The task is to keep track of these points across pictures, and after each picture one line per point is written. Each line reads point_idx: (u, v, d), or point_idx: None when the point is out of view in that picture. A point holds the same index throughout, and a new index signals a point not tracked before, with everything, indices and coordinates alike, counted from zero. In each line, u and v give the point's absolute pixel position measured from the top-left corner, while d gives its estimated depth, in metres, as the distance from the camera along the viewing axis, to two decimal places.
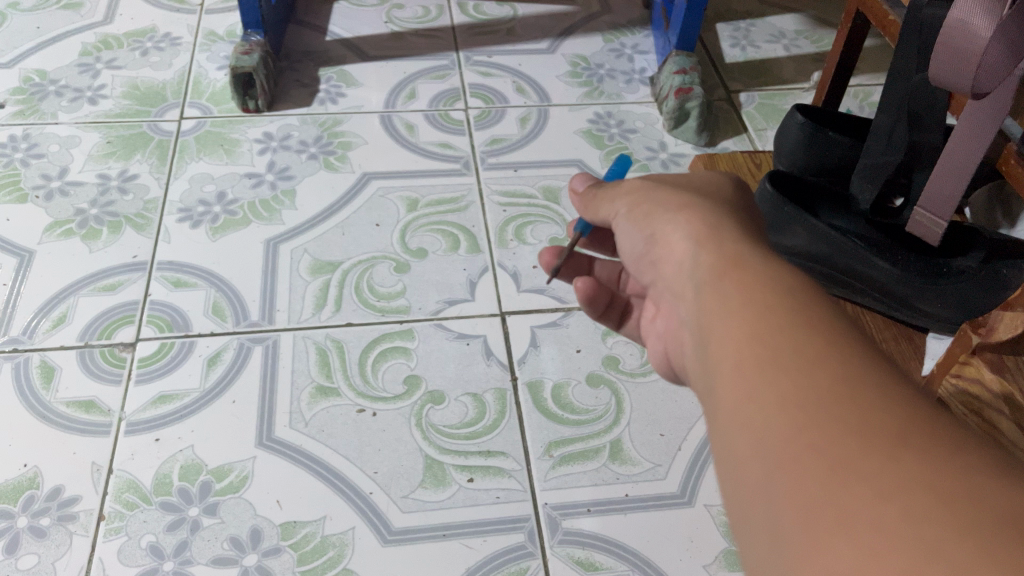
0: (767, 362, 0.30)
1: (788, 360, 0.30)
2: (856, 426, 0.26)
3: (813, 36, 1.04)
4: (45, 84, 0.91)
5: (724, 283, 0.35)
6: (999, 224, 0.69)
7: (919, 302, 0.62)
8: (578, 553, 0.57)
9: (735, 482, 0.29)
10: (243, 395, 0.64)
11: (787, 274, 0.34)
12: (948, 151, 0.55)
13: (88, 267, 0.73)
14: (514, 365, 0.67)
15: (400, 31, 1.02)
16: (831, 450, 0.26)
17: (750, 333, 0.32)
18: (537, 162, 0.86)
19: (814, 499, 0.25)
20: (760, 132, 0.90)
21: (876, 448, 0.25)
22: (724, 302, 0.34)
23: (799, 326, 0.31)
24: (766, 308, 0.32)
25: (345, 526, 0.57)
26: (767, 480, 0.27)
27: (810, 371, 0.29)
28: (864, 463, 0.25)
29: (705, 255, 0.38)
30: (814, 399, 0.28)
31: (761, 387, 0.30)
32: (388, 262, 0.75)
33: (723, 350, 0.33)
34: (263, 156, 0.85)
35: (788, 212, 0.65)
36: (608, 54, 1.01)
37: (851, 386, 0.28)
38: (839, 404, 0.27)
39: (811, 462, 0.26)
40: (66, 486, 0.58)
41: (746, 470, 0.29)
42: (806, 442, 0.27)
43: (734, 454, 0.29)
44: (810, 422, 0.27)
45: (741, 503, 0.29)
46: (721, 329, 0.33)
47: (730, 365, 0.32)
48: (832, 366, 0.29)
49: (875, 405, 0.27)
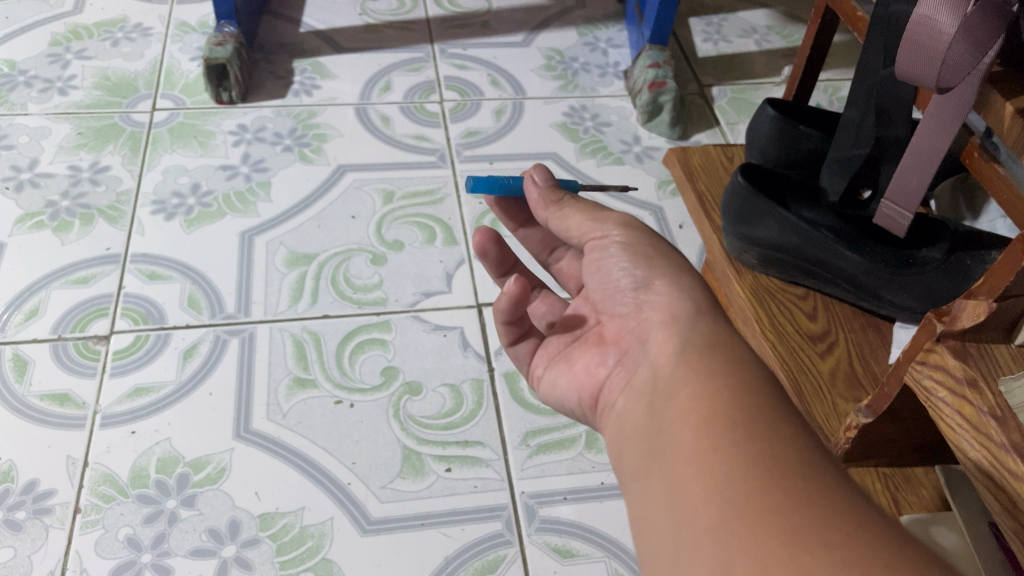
0: (735, 425, 0.32)
1: (761, 439, 0.31)
2: (822, 504, 0.28)
3: (784, 31, 1.05)
4: (14, 74, 0.90)
5: (701, 351, 0.37)
6: (963, 217, 0.71)
7: (886, 293, 0.63)
8: (555, 540, 0.58)
9: (679, 527, 0.30)
10: (219, 387, 0.64)
11: (760, 365, 0.36)
12: (914, 145, 0.57)
13: (60, 260, 0.72)
14: (491, 356, 0.68)
15: (374, 23, 1.02)
16: (799, 518, 0.28)
17: (720, 396, 0.34)
18: (512, 155, 0.86)
19: (775, 556, 0.27)
20: (733, 126, 0.91)
21: (840, 527, 0.27)
22: (702, 367, 0.36)
23: (770, 404, 0.33)
24: (742, 383, 0.34)
25: (324, 516, 0.58)
26: (721, 529, 0.29)
27: (782, 452, 0.31)
28: (830, 536, 0.27)
29: (695, 325, 0.39)
30: (786, 470, 0.30)
31: (731, 443, 0.31)
32: (364, 254, 0.75)
33: (686, 408, 0.34)
34: (237, 148, 0.84)
35: (760, 204, 0.66)
36: (582, 47, 1.02)
37: (813, 469, 0.30)
38: (807, 481, 0.29)
39: (777, 526, 0.28)
40: (41, 480, 0.58)
41: (698, 517, 0.30)
42: (774, 506, 0.29)
43: (687, 501, 0.31)
44: (774, 487, 0.29)
45: (682, 546, 0.30)
46: (692, 390, 0.35)
47: (695, 423, 0.33)
48: (798, 448, 0.31)
49: (835, 491, 0.29)
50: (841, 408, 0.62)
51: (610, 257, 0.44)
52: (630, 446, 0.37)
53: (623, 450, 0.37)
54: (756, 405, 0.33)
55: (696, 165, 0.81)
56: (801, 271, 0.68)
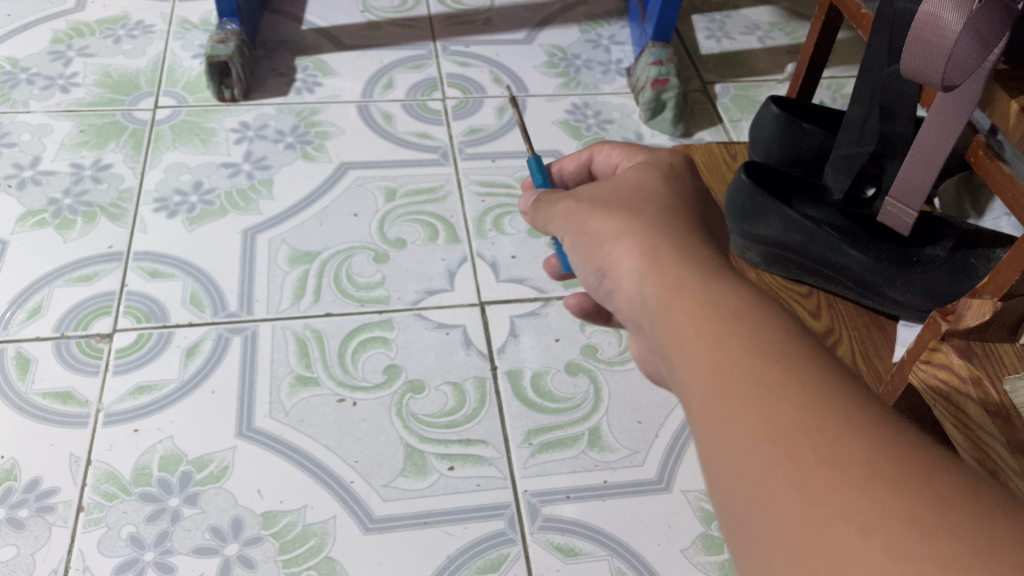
0: (722, 390, 0.28)
1: (752, 398, 0.27)
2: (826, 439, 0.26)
3: (787, 28, 1.05)
4: (16, 72, 0.90)
5: (671, 296, 0.33)
6: (967, 214, 0.71)
7: (890, 290, 0.63)
8: (558, 538, 0.58)
9: (718, 520, 0.28)
10: (222, 385, 0.64)
11: (735, 288, 0.32)
12: (918, 142, 0.56)
13: (62, 258, 0.72)
14: (493, 354, 0.68)
15: (377, 20, 1.02)
16: (803, 467, 0.25)
17: (700, 355, 0.30)
18: (515, 152, 0.86)
19: (793, 527, 0.24)
20: (736, 123, 0.91)
21: (861, 483, 0.24)
22: (677, 321, 0.32)
23: (751, 342, 0.29)
24: (714, 314, 0.31)
25: (327, 515, 0.58)
26: (748, 523, 0.26)
27: (775, 404, 0.27)
28: (844, 484, 0.24)
29: (646, 270, 0.35)
30: (783, 426, 0.26)
31: (723, 413, 0.28)
32: (366, 252, 0.75)
33: (678, 374, 0.31)
34: (239, 146, 0.84)
35: (763, 202, 0.65)
36: (584, 44, 1.02)
37: (814, 411, 0.26)
38: (803, 413, 0.26)
39: (796, 504, 0.25)
40: (44, 478, 0.58)
41: (727, 508, 0.27)
42: (776, 459, 0.26)
43: (713, 491, 0.28)
44: (778, 455, 0.26)
45: (728, 542, 0.27)
46: (672, 336, 0.32)
47: (690, 394, 0.30)
48: (792, 391, 0.27)
49: (845, 432, 0.26)
50: None
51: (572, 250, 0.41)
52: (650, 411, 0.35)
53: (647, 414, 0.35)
54: (738, 337, 0.30)
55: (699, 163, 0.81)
56: (805, 269, 0.67)
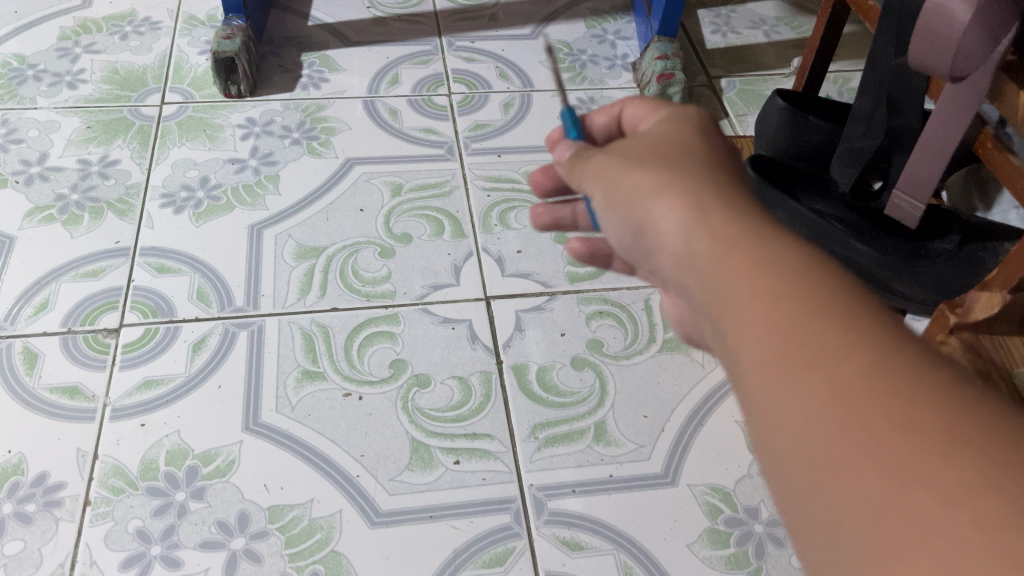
0: (783, 350, 0.27)
1: (815, 356, 0.26)
2: (891, 404, 0.24)
3: (794, 22, 1.05)
4: (24, 69, 0.90)
5: (722, 255, 0.31)
6: (976, 208, 0.71)
7: (898, 285, 0.61)
8: (564, 533, 0.57)
9: (774, 480, 0.27)
10: (229, 380, 0.64)
11: (792, 248, 0.30)
12: (925, 136, 0.56)
13: (70, 253, 0.72)
14: (499, 349, 0.68)
15: (382, 16, 1.02)
16: (872, 431, 0.24)
17: (758, 315, 0.28)
18: (520, 147, 0.86)
19: (866, 498, 0.23)
20: (742, 118, 0.91)
21: (939, 444, 0.23)
22: (729, 275, 0.30)
23: (813, 300, 0.28)
24: (763, 266, 0.29)
25: (334, 509, 0.58)
26: (811, 483, 0.25)
27: (840, 362, 0.26)
28: (913, 455, 0.23)
29: (695, 233, 0.32)
30: (850, 385, 0.25)
31: (785, 372, 0.27)
32: (373, 247, 0.75)
33: (731, 332, 0.30)
34: (246, 141, 0.85)
35: (768, 196, 0.65)
36: (590, 39, 1.01)
37: (883, 369, 0.25)
38: (867, 374, 0.25)
39: (866, 464, 0.24)
40: (52, 472, 0.58)
41: (787, 466, 0.26)
42: (842, 425, 0.25)
43: (770, 448, 0.27)
44: (844, 415, 0.25)
45: (784, 500, 0.26)
46: (718, 294, 0.30)
47: (751, 352, 0.29)
48: (856, 348, 0.26)
49: (916, 391, 0.24)
50: None
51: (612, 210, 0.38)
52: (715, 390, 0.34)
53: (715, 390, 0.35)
54: (788, 292, 0.28)
55: None
56: None
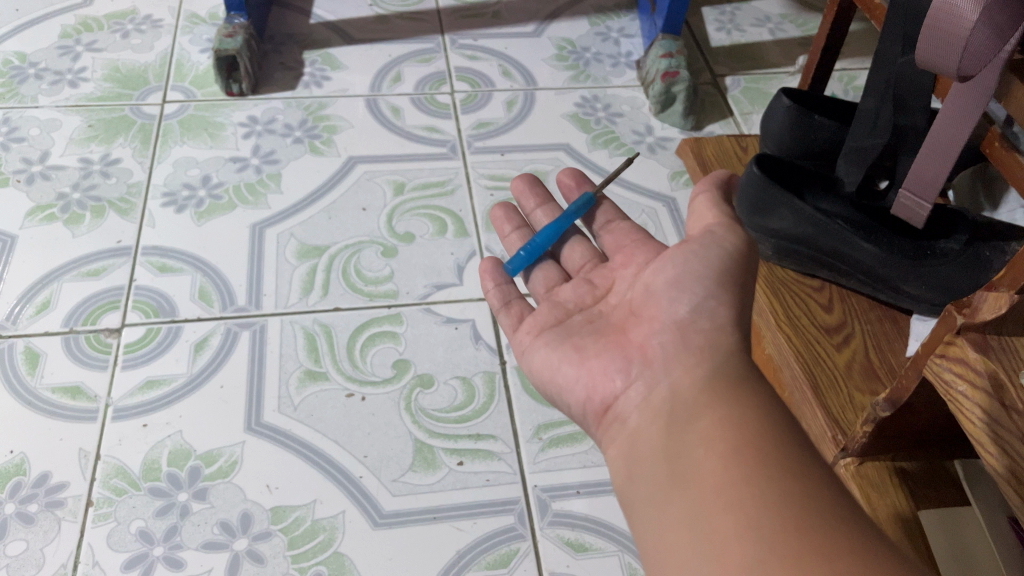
0: (757, 455, 0.35)
1: (784, 466, 0.34)
2: (837, 516, 0.32)
3: (798, 20, 1.04)
4: (25, 67, 0.90)
5: (727, 388, 0.39)
6: (982, 207, 0.70)
7: (903, 284, 0.62)
8: (568, 534, 0.57)
9: (702, 538, 0.33)
10: (231, 380, 0.64)
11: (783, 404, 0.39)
12: (933, 134, 0.56)
13: (73, 252, 0.72)
14: (502, 348, 0.68)
15: (385, 14, 1.01)
16: (810, 521, 0.31)
17: (744, 428, 0.36)
18: (523, 146, 0.86)
19: (793, 556, 0.30)
20: (747, 116, 0.91)
21: (859, 546, 0.30)
22: (732, 394, 0.39)
23: (791, 437, 0.36)
24: (760, 404, 0.38)
25: (336, 510, 0.58)
26: (744, 540, 0.32)
27: (799, 476, 0.34)
28: (855, 545, 0.30)
29: (711, 365, 0.41)
30: (802, 492, 0.33)
31: (752, 468, 0.34)
32: (375, 246, 0.75)
33: (711, 432, 0.37)
34: (247, 140, 0.84)
35: (774, 195, 0.65)
36: (594, 37, 1.01)
37: (827, 494, 0.33)
38: (818, 490, 0.33)
39: (803, 542, 0.30)
40: (54, 472, 0.58)
41: (721, 526, 0.33)
42: (788, 509, 0.32)
43: (710, 514, 0.33)
44: (793, 506, 0.32)
45: (705, 554, 0.32)
46: (709, 409, 0.38)
47: (719, 446, 0.36)
48: (813, 476, 0.34)
49: (847, 514, 0.32)
50: (857, 400, 0.60)
51: (683, 269, 0.46)
52: (642, 468, 0.39)
53: (635, 466, 0.40)
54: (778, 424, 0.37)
55: (710, 155, 0.81)
56: (818, 263, 0.67)
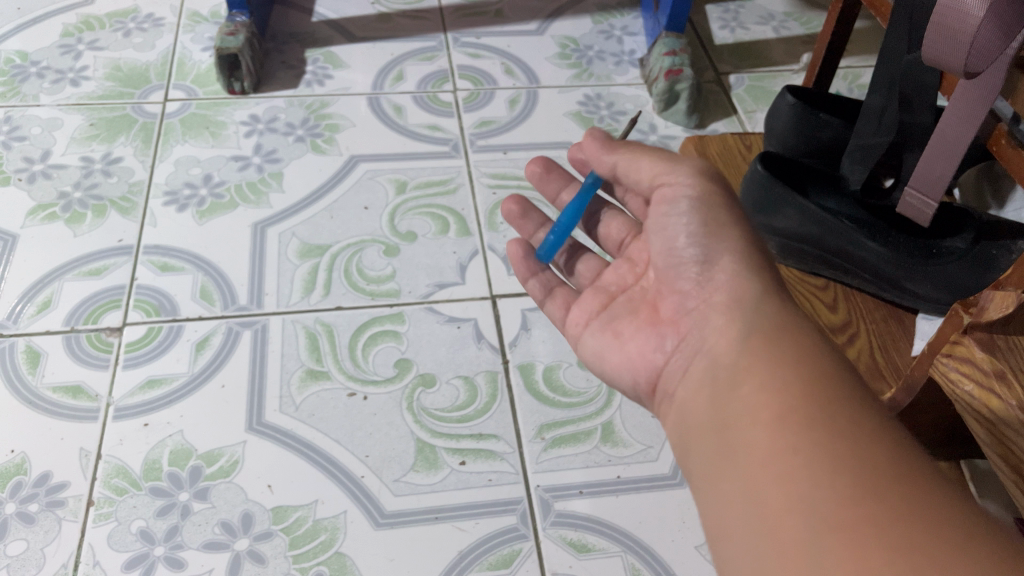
0: (803, 423, 0.35)
1: (833, 433, 0.35)
2: (889, 482, 0.32)
3: (803, 18, 1.04)
4: (26, 65, 0.90)
5: (766, 351, 0.40)
6: (988, 205, 0.70)
7: (908, 283, 0.61)
8: (571, 534, 0.57)
9: (759, 518, 0.34)
10: (232, 379, 0.64)
11: (823, 360, 0.39)
12: (939, 131, 0.55)
13: (74, 251, 0.72)
14: (505, 348, 0.67)
15: (387, 12, 1.01)
16: (863, 495, 0.32)
17: (787, 394, 0.37)
18: (526, 144, 0.85)
19: (849, 532, 0.31)
20: (751, 114, 0.90)
21: (915, 513, 0.31)
22: (771, 358, 0.39)
23: (836, 398, 0.36)
24: (800, 364, 0.38)
25: (338, 510, 0.57)
26: (799, 519, 0.32)
27: (849, 442, 0.34)
28: (912, 513, 0.31)
29: (744, 325, 0.42)
30: (852, 459, 0.33)
31: (800, 439, 0.35)
32: (377, 245, 0.74)
33: (757, 402, 0.38)
34: (249, 139, 0.84)
35: (778, 193, 0.65)
36: (597, 35, 1.00)
37: (877, 457, 0.33)
38: (867, 457, 0.33)
39: (857, 516, 0.31)
40: (54, 472, 0.58)
41: (774, 507, 0.34)
42: (840, 482, 0.33)
43: (763, 492, 0.34)
44: (845, 478, 0.33)
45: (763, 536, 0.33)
46: (750, 378, 0.39)
47: (766, 418, 0.37)
48: (863, 441, 0.34)
49: (898, 476, 0.32)
50: None
51: (671, 234, 0.46)
52: (693, 437, 0.40)
53: (687, 438, 0.41)
54: (821, 387, 0.37)
55: (714, 153, 0.81)
56: (822, 261, 0.66)
